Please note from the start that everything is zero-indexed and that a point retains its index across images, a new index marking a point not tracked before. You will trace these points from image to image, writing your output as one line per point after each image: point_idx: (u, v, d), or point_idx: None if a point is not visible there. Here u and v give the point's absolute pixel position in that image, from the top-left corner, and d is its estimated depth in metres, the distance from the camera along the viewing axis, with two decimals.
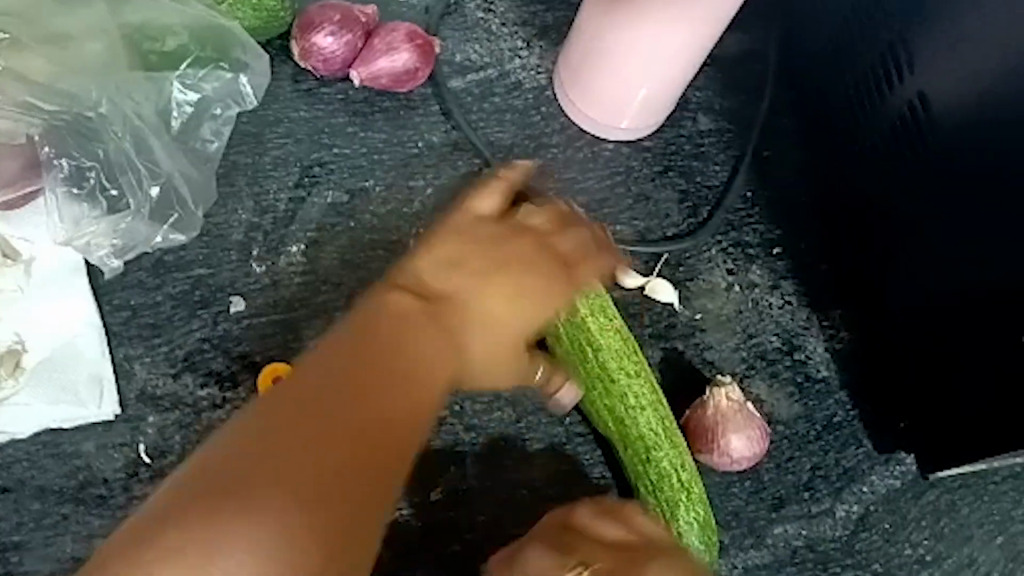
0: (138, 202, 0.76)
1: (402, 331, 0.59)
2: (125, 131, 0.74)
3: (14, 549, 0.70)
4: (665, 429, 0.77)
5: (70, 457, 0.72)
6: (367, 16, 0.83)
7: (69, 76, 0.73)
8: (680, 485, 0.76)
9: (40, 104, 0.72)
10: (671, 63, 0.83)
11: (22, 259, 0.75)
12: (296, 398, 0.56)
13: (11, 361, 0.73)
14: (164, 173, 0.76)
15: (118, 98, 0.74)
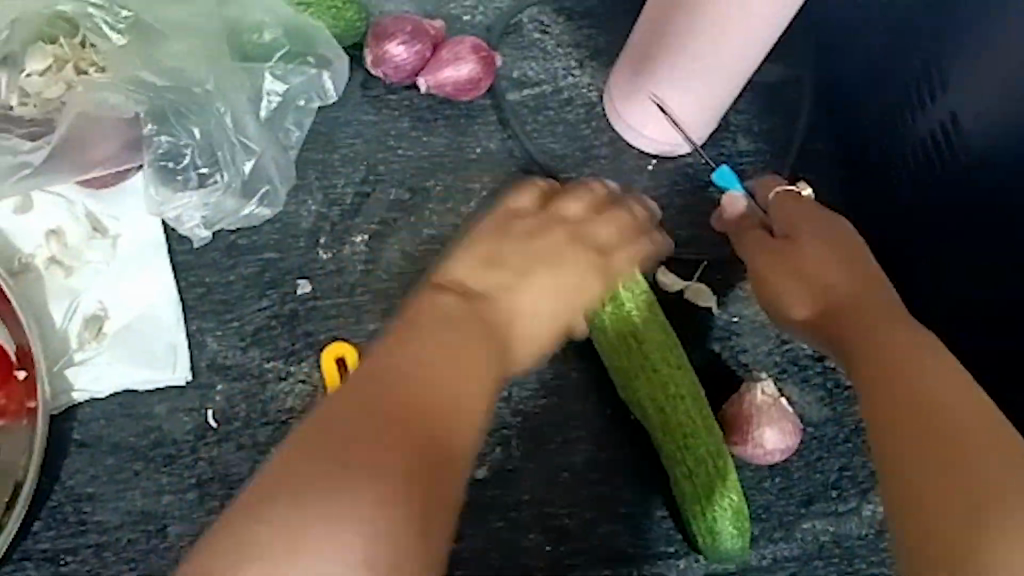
0: (229, 177, 0.80)
1: (395, 342, 0.61)
2: (226, 111, 0.78)
3: (87, 499, 0.75)
4: (703, 416, 0.79)
5: (143, 417, 0.77)
6: (436, 29, 0.88)
7: (177, 58, 0.77)
8: (715, 472, 0.78)
9: (149, 79, 0.76)
10: (718, 82, 0.85)
11: (111, 233, 0.80)
12: (376, 378, 0.58)
13: (94, 325, 0.78)
14: (257, 153, 0.80)
15: (221, 82, 0.78)
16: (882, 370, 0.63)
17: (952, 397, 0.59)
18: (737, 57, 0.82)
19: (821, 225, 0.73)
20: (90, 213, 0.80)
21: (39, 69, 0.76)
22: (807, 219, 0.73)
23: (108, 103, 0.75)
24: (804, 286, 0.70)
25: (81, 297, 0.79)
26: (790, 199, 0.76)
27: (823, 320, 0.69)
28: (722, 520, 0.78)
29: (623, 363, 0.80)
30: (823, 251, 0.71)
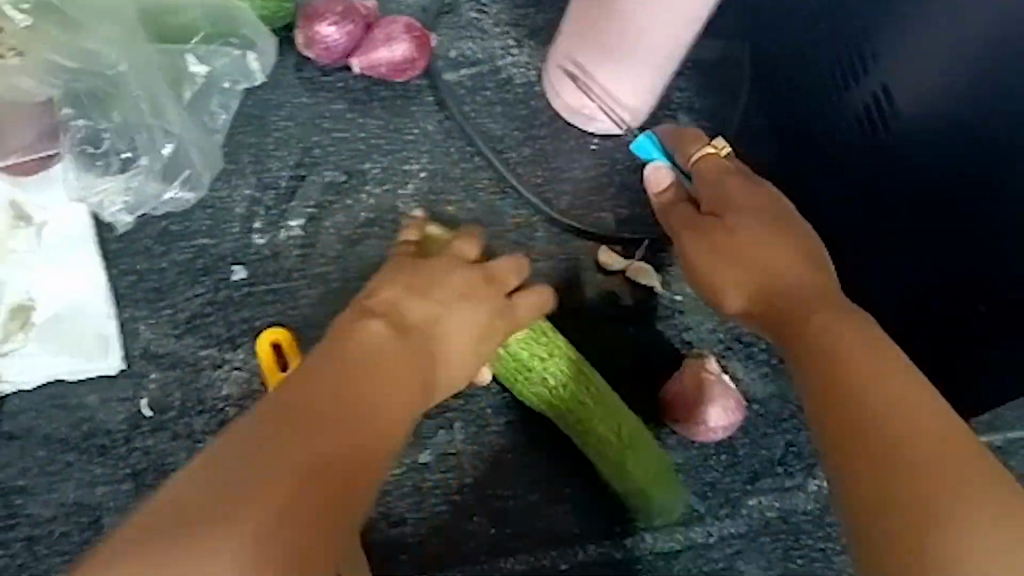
0: (150, 162, 0.79)
1: (334, 348, 0.62)
2: (143, 93, 0.77)
3: (19, 492, 0.74)
4: (591, 401, 0.78)
5: (75, 409, 0.76)
6: (367, 8, 0.86)
7: (90, 39, 0.75)
8: (619, 449, 0.78)
9: (61, 61, 0.75)
10: (656, 46, 0.81)
11: (36, 220, 0.78)
12: (304, 388, 0.58)
13: (21, 316, 0.77)
14: (179, 135, 0.79)
15: (137, 63, 0.77)
16: (830, 364, 0.57)
17: (898, 384, 0.54)
18: (670, 24, 0.79)
19: (763, 203, 0.68)
20: (14, 202, 0.78)
21: None
22: (749, 197, 0.68)
23: (21, 87, 0.74)
24: (744, 271, 0.65)
25: (7, 287, 0.77)
26: (718, 162, 0.71)
27: (764, 312, 0.64)
28: (648, 483, 0.79)
29: (500, 364, 0.80)
30: (762, 233, 0.66)
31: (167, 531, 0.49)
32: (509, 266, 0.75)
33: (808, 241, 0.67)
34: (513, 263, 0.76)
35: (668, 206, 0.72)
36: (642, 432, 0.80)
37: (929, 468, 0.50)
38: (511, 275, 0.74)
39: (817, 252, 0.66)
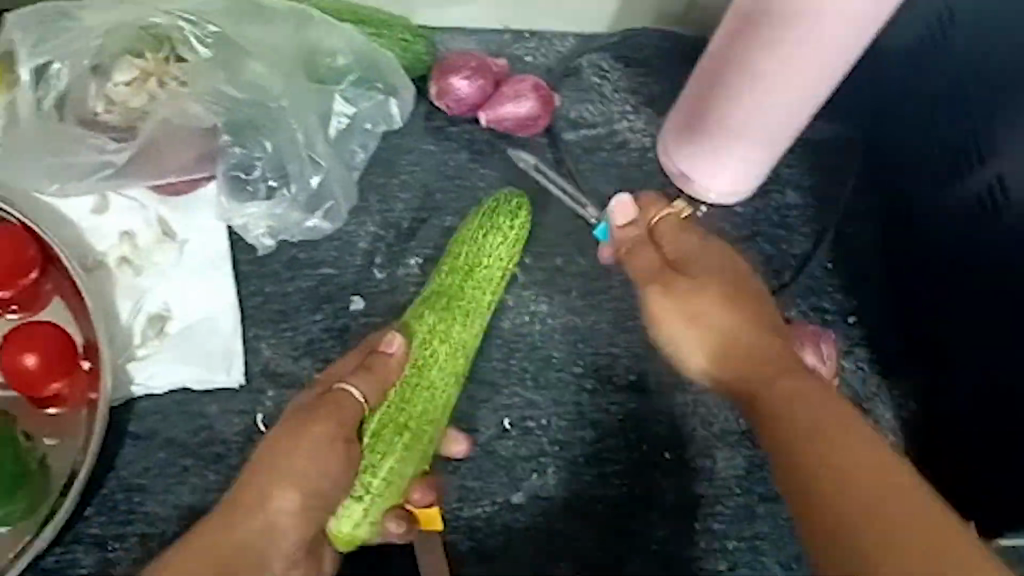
0: (297, 191, 0.84)
1: (272, 469, 0.66)
2: (298, 126, 0.83)
3: (138, 489, 0.79)
4: (462, 278, 0.77)
5: (196, 417, 0.81)
6: (499, 66, 0.91)
7: (259, 74, 0.82)
8: (461, 315, 0.76)
9: (229, 92, 0.81)
10: (782, 111, 0.85)
11: (179, 239, 0.84)
12: (229, 543, 0.64)
13: (158, 324, 0.82)
14: (325, 168, 0.85)
15: (296, 99, 0.83)
16: (796, 423, 0.61)
17: (863, 452, 0.58)
18: (797, 101, 0.84)
19: (723, 272, 0.69)
20: (162, 219, 0.84)
21: (125, 80, 0.81)
22: (705, 253, 0.70)
23: (189, 112, 0.80)
24: (694, 326, 0.68)
25: (147, 297, 0.83)
26: (674, 222, 0.72)
27: (733, 371, 0.67)
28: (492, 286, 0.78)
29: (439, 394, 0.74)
30: (716, 291, 0.68)
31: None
32: (348, 396, 0.69)
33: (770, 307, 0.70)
34: (334, 389, 0.69)
35: (631, 246, 0.73)
36: (491, 274, 0.78)
37: (886, 524, 0.54)
38: (356, 396, 0.69)
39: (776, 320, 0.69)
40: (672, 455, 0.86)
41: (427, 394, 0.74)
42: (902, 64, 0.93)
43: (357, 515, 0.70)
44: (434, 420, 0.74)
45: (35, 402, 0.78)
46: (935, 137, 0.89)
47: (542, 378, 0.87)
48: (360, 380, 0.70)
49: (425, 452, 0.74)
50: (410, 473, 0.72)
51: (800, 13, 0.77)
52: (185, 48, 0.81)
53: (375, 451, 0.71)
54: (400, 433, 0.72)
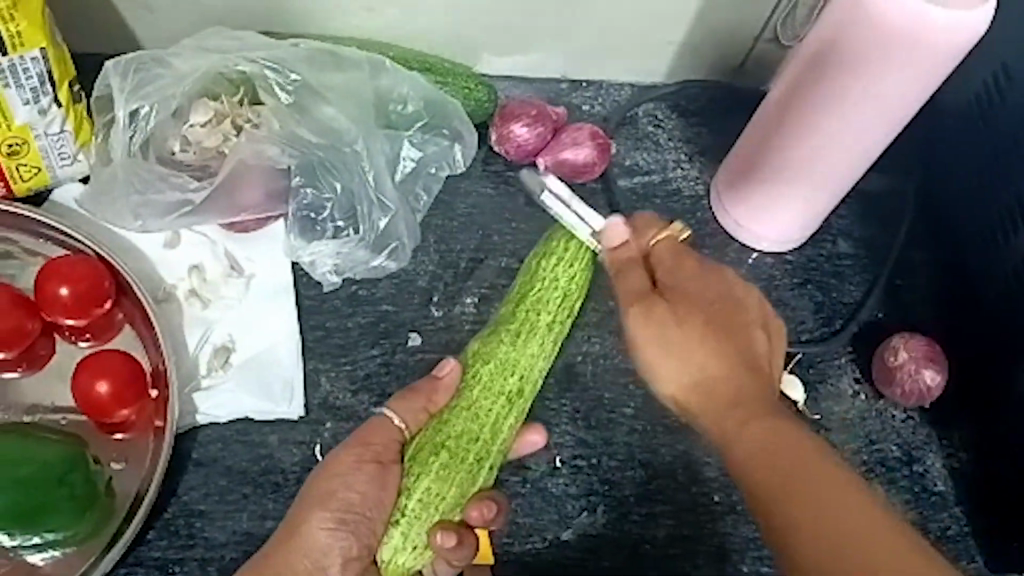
0: (365, 231, 0.87)
1: (317, 499, 0.70)
2: (370, 167, 0.87)
3: (199, 515, 0.81)
4: (514, 304, 0.80)
5: (256, 446, 0.83)
6: (558, 115, 0.93)
7: (335, 119, 0.86)
8: (507, 340, 0.78)
9: (305, 136, 0.85)
10: (832, 167, 0.87)
11: (246, 273, 0.88)
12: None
13: (223, 355, 0.85)
14: (392, 209, 0.88)
15: (370, 141, 0.87)
16: (767, 465, 0.63)
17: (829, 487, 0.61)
18: (845, 161, 0.86)
19: (709, 296, 0.68)
20: (229, 253, 0.88)
21: (201, 121, 0.84)
22: (697, 282, 0.69)
23: (265, 153, 0.84)
24: (673, 355, 0.67)
25: (213, 328, 0.86)
26: (673, 245, 0.71)
27: (703, 405, 0.67)
28: (552, 302, 0.79)
29: (483, 414, 0.75)
30: (696, 322, 0.67)
31: None
32: (386, 422, 0.74)
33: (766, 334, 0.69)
34: (376, 415, 0.74)
35: (620, 267, 0.72)
36: (550, 294, 0.79)
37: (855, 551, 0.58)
38: (395, 419, 0.74)
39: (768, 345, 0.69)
40: (720, 498, 0.87)
41: (467, 414, 0.75)
42: (957, 121, 0.94)
43: (397, 540, 0.72)
44: (483, 444, 0.75)
45: (102, 428, 0.81)
46: (995, 190, 0.90)
47: (594, 418, 0.88)
48: (405, 408, 0.74)
49: (470, 473, 0.74)
50: (453, 494, 0.73)
51: (853, 77, 0.80)
52: (266, 92, 0.85)
53: (410, 473, 0.73)
54: (435, 453, 0.73)
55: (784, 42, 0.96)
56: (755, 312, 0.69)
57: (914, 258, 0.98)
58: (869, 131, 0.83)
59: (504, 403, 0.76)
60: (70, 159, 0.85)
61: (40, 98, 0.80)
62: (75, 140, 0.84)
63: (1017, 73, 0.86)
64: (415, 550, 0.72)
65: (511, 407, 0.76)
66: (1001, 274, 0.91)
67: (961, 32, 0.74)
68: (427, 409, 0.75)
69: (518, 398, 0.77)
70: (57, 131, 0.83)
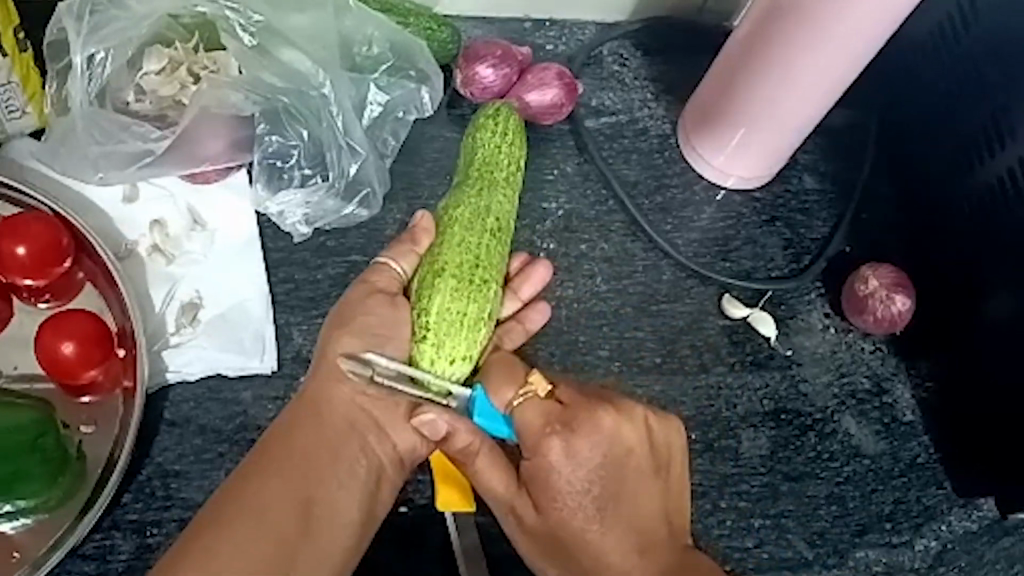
0: (335, 177, 0.85)
1: (343, 329, 0.71)
2: (338, 112, 0.84)
3: (175, 476, 0.79)
4: (468, 164, 0.78)
5: (230, 403, 0.82)
6: (523, 55, 0.90)
7: (300, 62, 0.83)
8: (481, 183, 0.76)
9: (269, 80, 0.82)
10: (802, 103, 0.87)
11: (209, 227, 0.85)
12: (317, 410, 0.70)
13: (191, 311, 0.82)
14: (363, 155, 0.86)
15: (337, 85, 0.84)
16: None
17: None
18: (814, 97, 0.86)
19: (579, 490, 0.67)
20: (190, 206, 0.85)
21: (155, 69, 0.81)
22: (571, 464, 0.66)
23: (229, 100, 0.81)
24: (565, 549, 0.69)
25: (179, 285, 0.83)
26: (536, 406, 0.67)
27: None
28: (507, 156, 0.78)
29: (475, 240, 0.73)
30: (576, 525, 0.68)
31: (279, 470, 0.67)
32: (382, 265, 0.73)
33: (660, 480, 0.69)
34: (372, 265, 0.74)
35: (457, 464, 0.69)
36: (509, 156, 0.78)
37: None
38: (389, 264, 0.73)
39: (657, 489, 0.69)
40: (697, 437, 0.88)
41: (458, 242, 0.72)
42: (922, 53, 0.93)
43: (427, 356, 0.70)
44: (485, 262, 0.72)
45: (68, 391, 0.78)
46: (958, 121, 0.90)
47: (569, 362, 0.88)
48: (396, 253, 0.73)
49: (481, 289, 0.71)
50: (473, 308, 0.70)
51: (814, 18, 0.80)
52: (227, 36, 0.82)
53: (422, 300, 0.71)
54: (439, 277, 0.71)
55: None
56: (640, 456, 0.68)
57: (878, 192, 0.99)
58: (839, 68, 0.83)
59: (494, 230, 0.74)
60: (18, 112, 0.82)
61: None
62: (23, 91, 0.81)
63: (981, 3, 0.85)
64: (452, 364, 0.70)
65: (500, 234, 0.74)
66: (965, 206, 0.91)
67: None
68: (417, 250, 0.74)
69: (506, 230, 0.75)
70: (3, 83, 0.79)
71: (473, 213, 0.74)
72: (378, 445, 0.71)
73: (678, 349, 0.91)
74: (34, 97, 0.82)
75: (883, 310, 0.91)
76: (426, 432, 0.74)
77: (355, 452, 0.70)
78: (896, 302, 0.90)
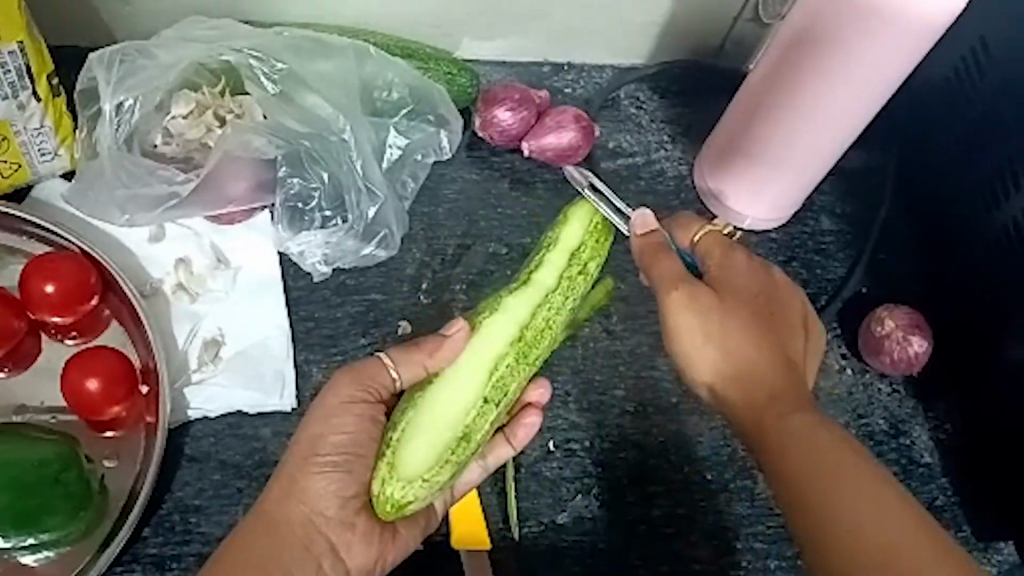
0: (353, 220, 0.87)
1: (313, 437, 0.65)
2: (358, 156, 0.86)
3: (194, 510, 0.81)
4: (565, 257, 0.72)
5: (250, 439, 0.83)
6: (541, 98, 0.92)
7: (323, 107, 0.85)
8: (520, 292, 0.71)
9: (291, 125, 0.84)
10: (817, 146, 0.87)
11: (232, 266, 0.87)
12: (273, 528, 0.64)
13: (213, 348, 0.84)
14: (382, 197, 0.87)
15: (357, 129, 0.86)
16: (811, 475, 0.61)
17: (851, 477, 0.61)
18: (827, 140, 0.87)
19: (757, 281, 0.68)
20: (214, 246, 0.87)
21: (183, 113, 0.84)
22: (728, 262, 0.69)
23: (252, 144, 0.83)
24: (712, 338, 0.66)
25: (202, 322, 0.85)
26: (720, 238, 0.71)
27: (733, 388, 0.66)
28: (581, 262, 0.72)
29: (491, 353, 0.68)
30: (743, 337, 0.66)
31: None
32: (381, 366, 0.67)
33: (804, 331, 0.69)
34: (374, 356, 0.67)
35: (651, 253, 0.69)
36: (576, 263, 0.72)
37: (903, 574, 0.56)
38: (389, 366, 0.66)
39: (803, 344, 0.69)
40: (713, 477, 0.88)
41: (466, 355, 0.67)
42: (937, 97, 0.94)
43: (384, 473, 0.64)
44: (496, 380, 0.67)
45: (92, 426, 0.80)
46: (974, 164, 0.91)
47: (586, 400, 0.88)
48: (404, 356, 0.67)
49: (464, 419, 0.66)
50: (444, 440, 0.65)
51: (824, 64, 0.81)
52: (250, 83, 0.84)
53: (406, 410, 0.66)
54: (433, 390, 0.66)
55: (763, 21, 0.96)
56: (794, 317, 0.69)
57: (895, 233, 1.00)
58: (850, 112, 0.84)
59: (531, 349, 0.69)
60: (50, 155, 0.85)
61: (19, 93, 0.79)
62: (55, 135, 0.83)
63: (995, 49, 0.86)
64: (406, 485, 0.64)
65: (512, 351, 0.68)
66: (983, 248, 0.91)
67: (927, 18, 0.75)
68: (427, 364, 0.67)
69: (526, 348, 0.69)
70: (37, 126, 0.82)
71: (497, 321, 0.69)
72: (333, 569, 0.65)
73: None
74: (67, 141, 0.85)
75: (899, 352, 0.91)
76: (384, 555, 0.68)
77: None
78: (912, 343, 0.90)
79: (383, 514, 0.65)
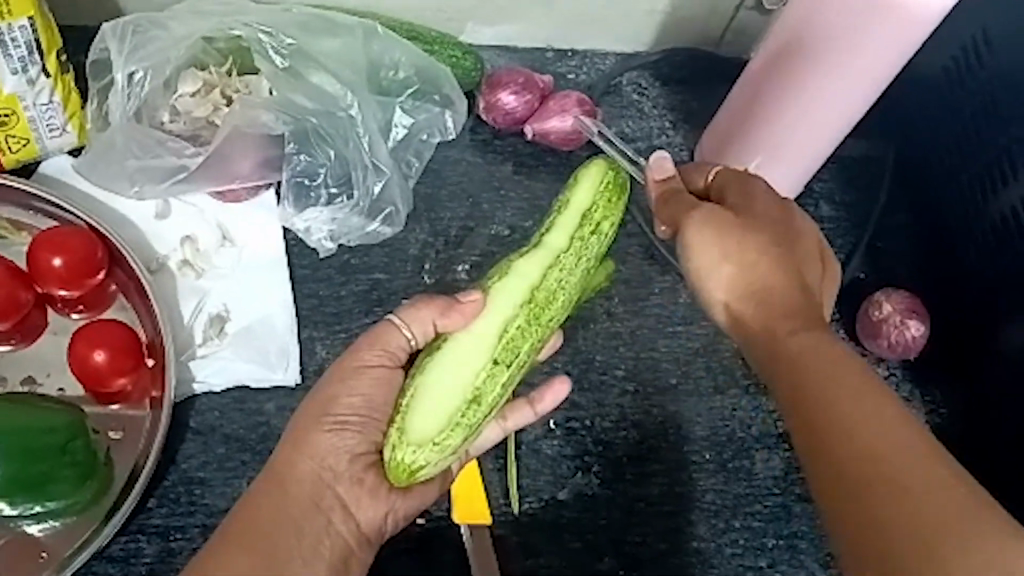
0: (359, 196, 0.88)
1: (325, 401, 0.66)
2: (364, 132, 0.87)
3: (199, 482, 0.81)
4: (577, 217, 0.72)
5: (254, 413, 0.84)
6: (546, 82, 0.93)
7: (330, 84, 0.86)
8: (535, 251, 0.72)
9: (300, 102, 0.85)
10: (815, 132, 0.88)
11: (238, 244, 0.88)
12: (284, 487, 0.64)
13: (218, 324, 0.85)
14: (387, 175, 0.89)
15: (364, 106, 0.87)
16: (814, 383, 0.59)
17: (854, 387, 0.58)
18: (825, 126, 0.88)
19: (777, 211, 0.67)
20: (218, 223, 0.88)
21: (190, 91, 0.84)
22: (746, 193, 0.68)
23: (259, 121, 0.84)
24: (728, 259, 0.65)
25: (207, 298, 0.86)
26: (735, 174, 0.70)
27: (745, 304, 0.65)
28: (593, 222, 0.72)
29: (502, 316, 0.67)
30: (752, 257, 0.64)
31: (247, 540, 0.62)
32: (393, 329, 0.67)
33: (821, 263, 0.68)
34: (385, 320, 0.67)
35: (667, 197, 0.69)
36: (587, 222, 0.72)
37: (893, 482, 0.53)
38: (401, 329, 0.66)
39: (820, 274, 0.67)
40: (711, 457, 0.89)
41: (477, 318, 0.67)
42: (936, 86, 0.95)
43: (395, 438, 0.64)
44: (507, 343, 0.67)
45: (98, 398, 0.81)
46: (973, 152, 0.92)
47: (586, 380, 0.89)
48: (415, 318, 0.66)
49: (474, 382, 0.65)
50: (455, 402, 0.65)
51: (824, 51, 0.82)
52: (258, 61, 0.85)
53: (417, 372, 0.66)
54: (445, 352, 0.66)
55: (765, 9, 0.97)
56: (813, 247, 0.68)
57: (895, 219, 1.00)
58: (849, 99, 0.85)
59: (543, 312, 0.69)
60: (58, 131, 0.85)
61: (28, 68, 0.80)
62: (64, 110, 0.84)
63: (994, 38, 0.87)
64: (420, 446, 0.64)
65: (522, 315, 0.68)
66: (984, 236, 0.92)
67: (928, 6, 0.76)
68: (437, 324, 0.67)
69: (535, 309, 0.69)
70: (46, 102, 0.83)
71: (509, 284, 0.69)
72: (344, 525, 0.65)
73: (692, 370, 0.91)
74: (75, 117, 0.86)
75: (898, 334, 0.92)
76: (393, 511, 0.68)
77: (319, 532, 0.64)
78: (910, 327, 0.91)
79: (398, 479, 0.64)
